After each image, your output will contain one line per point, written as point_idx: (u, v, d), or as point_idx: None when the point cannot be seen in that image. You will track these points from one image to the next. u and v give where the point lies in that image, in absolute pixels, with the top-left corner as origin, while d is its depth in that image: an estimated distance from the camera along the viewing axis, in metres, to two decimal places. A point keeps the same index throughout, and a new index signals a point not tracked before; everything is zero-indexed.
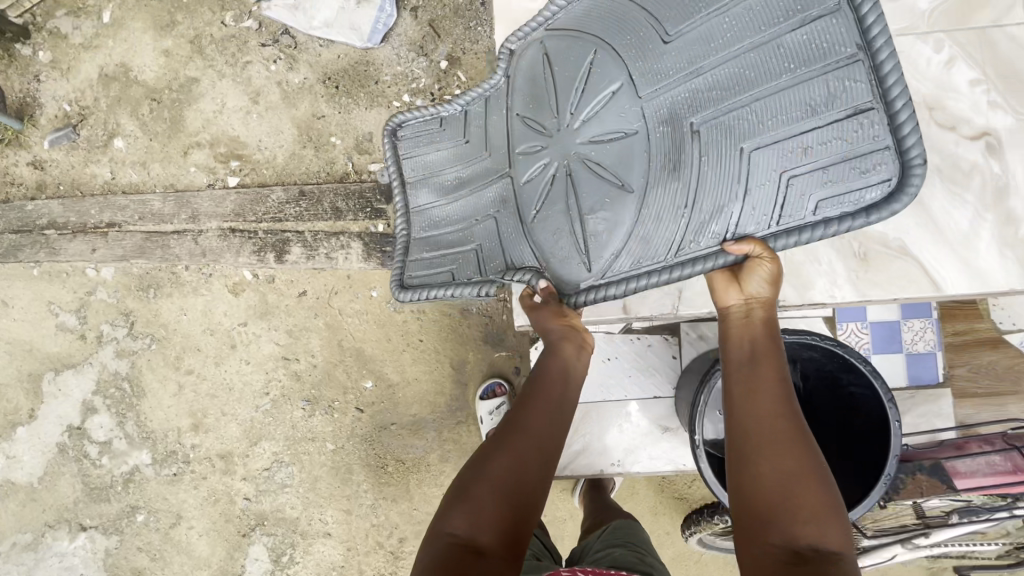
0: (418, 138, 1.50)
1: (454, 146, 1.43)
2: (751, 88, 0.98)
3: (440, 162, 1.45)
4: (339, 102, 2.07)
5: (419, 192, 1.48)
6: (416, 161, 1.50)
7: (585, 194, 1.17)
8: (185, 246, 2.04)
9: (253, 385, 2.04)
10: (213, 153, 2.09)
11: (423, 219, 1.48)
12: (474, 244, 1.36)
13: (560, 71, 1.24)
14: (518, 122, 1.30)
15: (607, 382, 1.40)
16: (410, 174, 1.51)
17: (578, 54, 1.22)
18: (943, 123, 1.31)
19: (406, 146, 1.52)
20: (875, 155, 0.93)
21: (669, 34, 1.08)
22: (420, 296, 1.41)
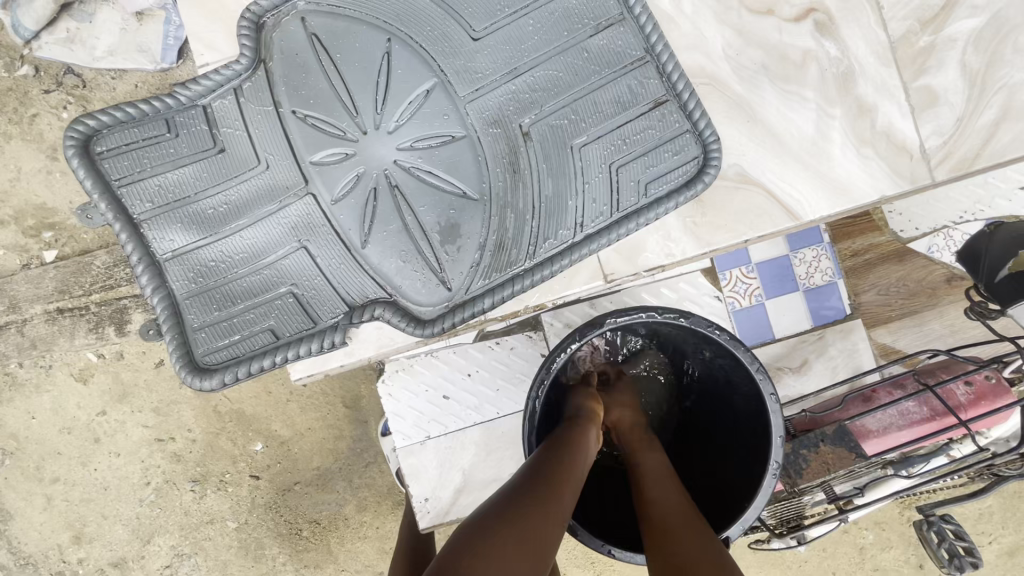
0: (133, 151, 1.03)
1: (207, 159, 1.05)
2: (570, 90, 1.04)
3: (189, 183, 1.04)
4: None
5: (168, 230, 1.05)
6: (147, 187, 1.04)
7: (421, 207, 1.06)
8: (12, 342, 1.75)
9: (130, 478, 1.78)
10: (21, 228, 1.80)
11: (184, 268, 1.06)
12: (285, 287, 1.07)
13: (345, 61, 1.05)
14: (308, 126, 1.05)
15: (475, 403, 1.24)
16: (140, 208, 1.04)
17: (359, 42, 1.04)
18: (756, 9, 1.18)
19: (117, 166, 1.03)
20: (662, 150, 1.05)
21: (477, 31, 1.04)
22: (230, 376, 1.04)
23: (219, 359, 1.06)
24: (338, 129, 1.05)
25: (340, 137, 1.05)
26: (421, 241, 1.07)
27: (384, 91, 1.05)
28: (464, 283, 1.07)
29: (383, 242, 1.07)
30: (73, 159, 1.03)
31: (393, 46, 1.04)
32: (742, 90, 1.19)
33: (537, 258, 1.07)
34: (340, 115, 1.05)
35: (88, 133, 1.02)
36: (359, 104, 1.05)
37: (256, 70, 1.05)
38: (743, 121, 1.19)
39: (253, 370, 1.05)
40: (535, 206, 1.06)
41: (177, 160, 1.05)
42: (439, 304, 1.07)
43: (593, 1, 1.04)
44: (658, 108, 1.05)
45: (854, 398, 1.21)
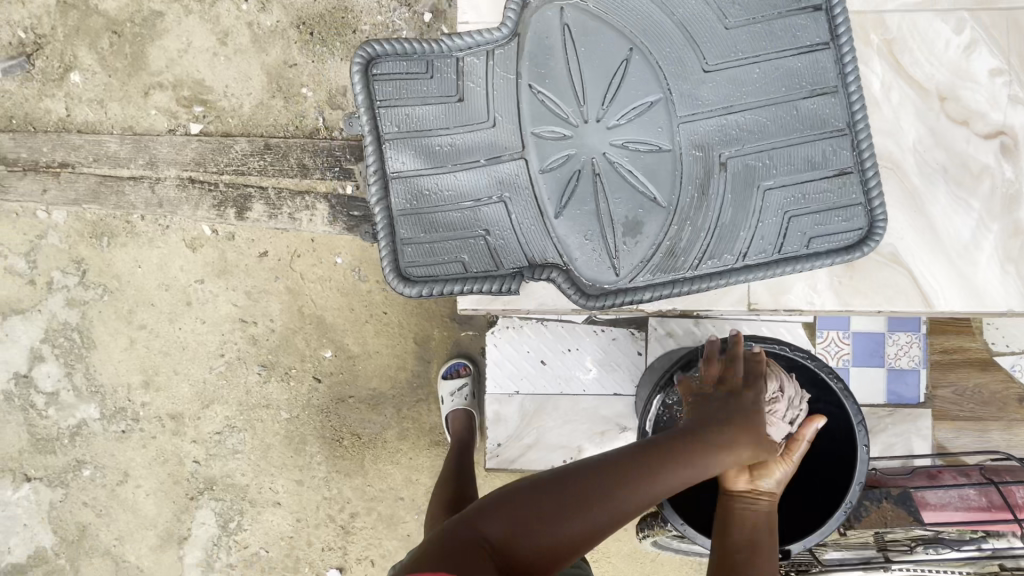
0: (397, 80, 1.22)
1: (450, 103, 1.21)
2: (773, 138, 1.16)
3: (430, 117, 1.21)
4: (313, 50, 1.91)
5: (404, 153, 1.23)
6: (398, 113, 1.22)
7: (614, 198, 1.20)
8: (141, 195, 1.91)
9: (208, 346, 1.94)
10: (175, 95, 1.94)
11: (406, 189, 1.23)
12: (481, 231, 1.23)
13: (590, 54, 1.19)
14: (539, 101, 1.19)
15: (566, 375, 1.40)
16: (389, 129, 1.22)
17: (604, 43, 1.18)
18: (955, 116, 1.33)
19: (383, 88, 1.22)
20: (834, 214, 1.18)
21: (709, 63, 1.17)
22: (425, 289, 1.23)
23: (417, 271, 1.24)
24: (562, 113, 1.19)
25: (562, 119, 1.19)
26: (605, 225, 1.20)
27: (612, 93, 1.18)
28: (628, 276, 1.21)
29: (572, 218, 1.21)
30: (354, 75, 1.22)
31: (629, 56, 1.18)
32: (918, 182, 1.34)
33: (698, 273, 1.20)
34: (569, 98, 1.19)
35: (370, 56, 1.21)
36: (588, 96, 1.19)
37: (512, 43, 1.20)
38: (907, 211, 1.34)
39: (443, 290, 1.23)
40: (710, 228, 1.19)
41: (425, 97, 1.22)
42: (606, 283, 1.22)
43: (815, 68, 1.16)
44: (841, 176, 1.17)
45: (919, 471, 1.38)
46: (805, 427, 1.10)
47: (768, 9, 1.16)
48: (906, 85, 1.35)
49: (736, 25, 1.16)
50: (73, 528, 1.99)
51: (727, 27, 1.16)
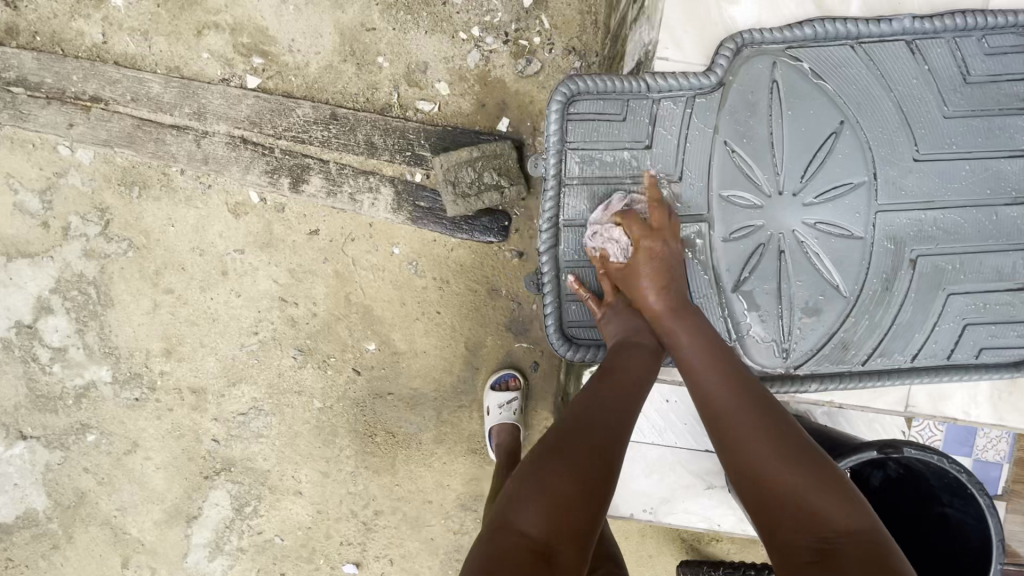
0: (589, 125, 1.19)
1: (637, 154, 1.18)
2: (968, 241, 1.13)
3: (617, 168, 1.19)
4: (395, 16, 1.73)
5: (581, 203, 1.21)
6: (586, 160, 1.20)
7: (795, 282, 1.16)
8: (183, 147, 1.72)
9: (241, 321, 1.81)
10: (232, 40, 1.74)
11: (577, 241, 1.23)
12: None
13: (803, 123, 1.14)
14: (739, 165, 1.15)
15: (658, 426, 1.25)
16: (572, 174, 1.20)
17: (818, 113, 1.14)
18: None
19: (572, 133, 1.19)
20: (1014, 330, 1.16)
21: (919, 152, 1.13)
22: (588, 349, 1.24)
23: (575, 324, 1.26)
24: (764, 185, 1.14)
25: (760, 189, 1.14)
26: (783, 301, 1.17)
27: (818, 170, 1.13)
28: (795, 363, 1.20)
29: (750, 293, 1.18)
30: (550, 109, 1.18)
31: (839, 131, 1.13)
32: None
33: (865, 368, 1.20)
34: (775, 169, 1.14)
35: (568, 95, 1.17)
36: (792, 171, 1.13)
37: (727, 100, 1.15)
38: None
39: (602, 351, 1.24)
40: (886, 325, 1.16)
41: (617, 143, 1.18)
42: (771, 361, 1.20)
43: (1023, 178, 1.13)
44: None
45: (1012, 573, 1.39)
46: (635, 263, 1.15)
47: (987, 102, 1.13)
48: None
49: (953, 117, 1.13)
50: (70, 494, 1.86)
51: (944, 116, 1.13)
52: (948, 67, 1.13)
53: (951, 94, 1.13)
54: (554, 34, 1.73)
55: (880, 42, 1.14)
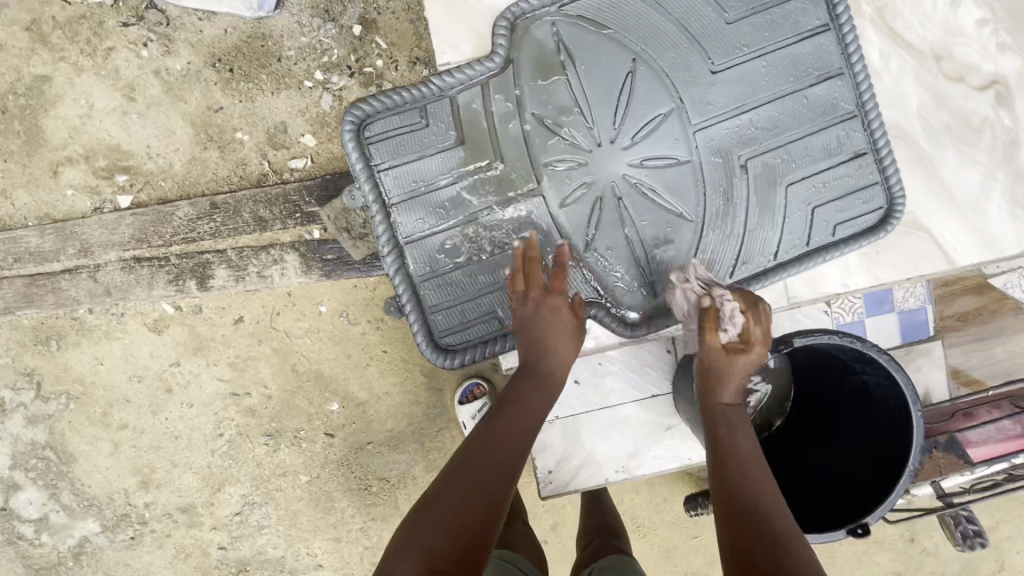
0: (397, 139, 1.21)
1: (448, 152, 1.20)
2: (782, 131, 1.16)
3: (435, 170, 1.20)
4: (238, 89, 1.72)
5: (411, 215, 1.22)
6: (403, 174, 1.21)
7: (641, 221, 1.19)
8: (81, 288, 1.70)
9: (203, 429, 1.81)
10: (90, 168, 1.72)
11: (422, 251, 1.22)
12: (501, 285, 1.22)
13: (592, 75, 1.18)
14: (551, 133, 1.19)
15: (602, 390, 1.28)
16: (394, 193, 1.21)
17: (607, 62, 1.18)
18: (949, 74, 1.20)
19: (380, 154, 1.20)
20: (855, 197, 1.17)
21: (714, 64, 1.16)
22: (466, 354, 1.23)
23: (448, 330, 1.24)
24: (583, 147, 1.18)
25: (573, 148, 1.19)
26: (632, 238, 1.20)
27: (624, 115, 1.18)
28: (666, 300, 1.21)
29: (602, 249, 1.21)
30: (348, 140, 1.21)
31: (631, 70, 1.17)
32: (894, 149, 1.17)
33: (733, 283, 1.20)
34: (586, 128, 1.18)
35: (363, 119, 1.20)
36: (598, 122, 1.18)
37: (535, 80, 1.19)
38: (915, 168, 1.21)
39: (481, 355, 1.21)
40: (741, 233, 1.18)
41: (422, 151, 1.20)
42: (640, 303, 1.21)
43: (819, 54, 1.16)
44: (858, 160, 1.17)
45: (956, 413, 1.19)
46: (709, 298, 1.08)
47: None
48: (899, 52, 1.21)
49: (736, 22, 1.16)
50: None
51: (727, 22, 1.16)
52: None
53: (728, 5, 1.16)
54: (395, 51, 1.72)
55: None
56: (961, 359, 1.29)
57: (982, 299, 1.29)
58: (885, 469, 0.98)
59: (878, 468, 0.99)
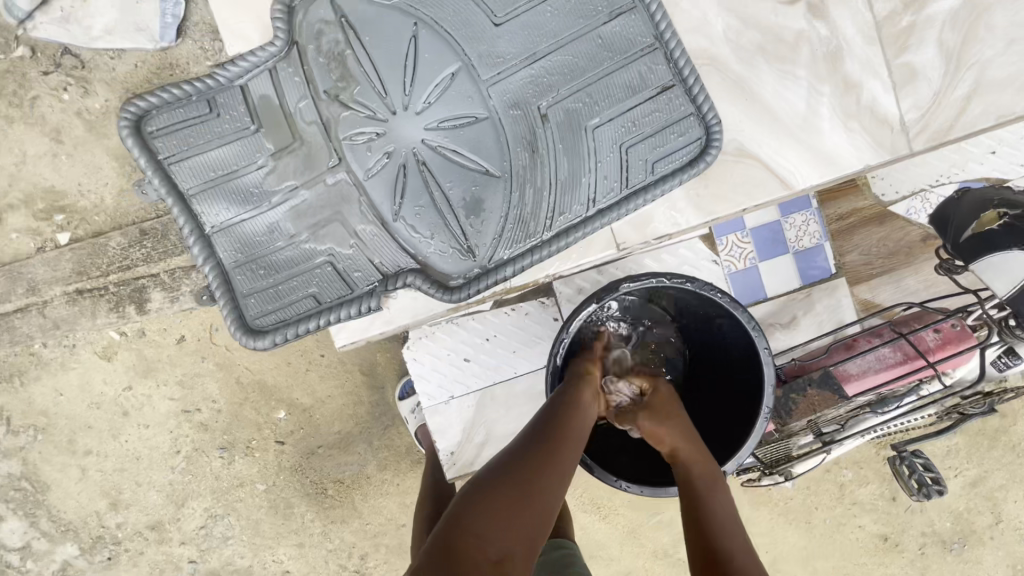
0: (181, 133, 0.85)
1: (248, 136, 0.87)
2: (586, 73, 0.87)
3: (235, 158, 0.86)
4: None
5: (218, 195, 0.87)
6: (197, 163, 0.86)
7: (455, 194, 0.89)
8: (32, 324, 1.79)
9: (161, 448, 1.88)
10: (29, 211, 1.76)
11: (240, 237, 0.88)
12: (326, 251, 0.89)
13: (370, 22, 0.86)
14: (312, 105, 0.88)
15: (493, 364, 1.25)
16: (191, 179, 0.86)
17: (373, 13, 0.87)
18: None
19: (166, 146, 0.85)
20: (665, 142, 0.89)
21: (497, 15, 0.86)
22: (284, 340, 0.86)
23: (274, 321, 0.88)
24: (364, 116, 0.88)
25: (366, 116, 0.88)
26: (447, 217, 0.89)
27: (409, 69, 0.87)
28: None
29: None
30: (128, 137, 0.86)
31: (417, 22, 0.87)
32: (739, 71, 0.89)
33: None
34: (360, 92, 0.87)
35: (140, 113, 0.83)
36: (382, 81, 0.87)
37: (288, 52, 0.87)
38: (728, 98, 0.89)
39: (304, 336, 0.87)
40: (575, 200, 0.89)
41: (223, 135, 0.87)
42: (469, 270, 0.90)
43: None
44: (665, 95, 0.87)
45: (835, 346, 0.98)
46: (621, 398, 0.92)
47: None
48: None
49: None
50: None
51: None
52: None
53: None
54: None
55: None
56: (870, 295, 1.22)
57: (884, 228, 1.21)
58: (745, 415, 0.90)
59: (740, 413, 0.91)
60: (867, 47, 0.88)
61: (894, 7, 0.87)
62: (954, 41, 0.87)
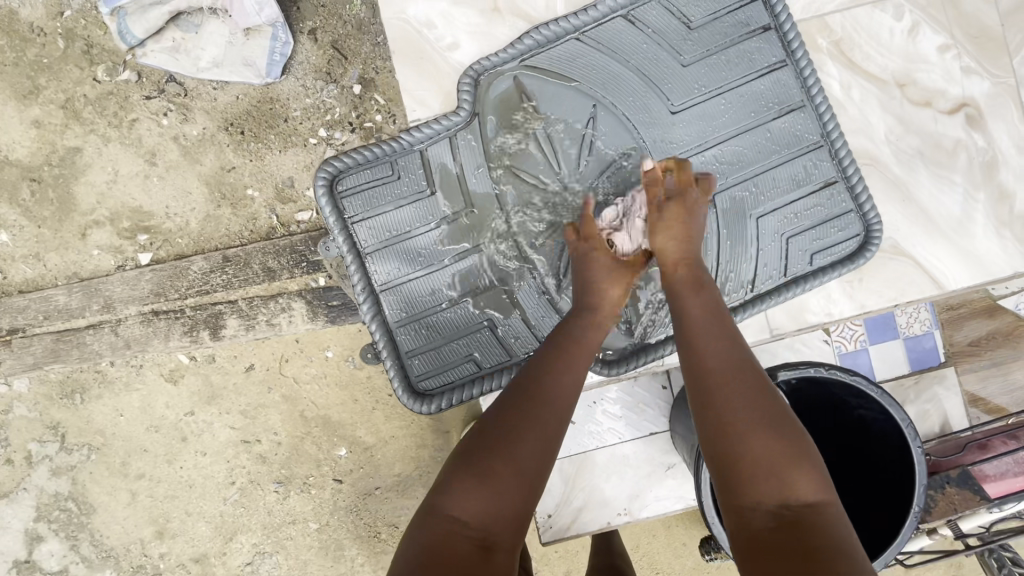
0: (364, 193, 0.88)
1: (426, 198, 0.90)
2: (753, 163, 0.91)
3: (412, 220, 0.90)
4: (248, 149, 1.41)
5: (389, 256, 0.90)
6: (376, 224, 0.89)
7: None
8: (104, 341, 1.45)
9: (216, 477, 1.51)
10: (114, 228, 1.43)
11: (404, 297, 0.91)
12: (489, 316, 0.91)
13: (554, 106, 0.90)
14: (488, 173, 0.91)
15: (596, 430, 1.24)
16: (368, 240, 0.89)
17: (555, 91, 0.90)
18: (975, 71, 0.92)
19: (351, 206, 0.87)
20: (824, 231, 0.92)
21: (674, 104, 0.90)
22: (448, 406, 0.90)
23: (434, 381, 0.91)
24: (539, 188, 0.91)
25: (538, 188, 0.91)
26: None
27: (586, 148, 0.91)
28: None
29: None
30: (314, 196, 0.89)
31: (596, 103, 0.90)
32: (899, 173, 0.92)
33: None
34: (537, 166, 0.91)
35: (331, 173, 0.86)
36: (559, 157, 0.91)
37: (470, 121, 0.91)
38: (888, 199, 0.92)
39: (466, 400, 0.91)
40: (732, 284, 0.93)
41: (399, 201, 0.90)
42: (627, 344, 0.96)
43: (779, 88, 0.90)
44: (827, 191, 0.91)
45: (968, 444, 1.00)
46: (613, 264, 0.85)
47: (719, 37, 0.90)
48: (861, 79, 0.92)
49: (702, 29, 0.90)
50: None
51: (684, 66, 0.90)
52: (669, 18, 0.90)
53: (689, 9, 0.90)
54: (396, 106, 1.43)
55: (599, 28, 0.91)
56: (977, 384, 1.23)
57: (991, 322, 1.23)
58: (889, 511, 0.89)
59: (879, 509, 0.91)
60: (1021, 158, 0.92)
61: None
62: None
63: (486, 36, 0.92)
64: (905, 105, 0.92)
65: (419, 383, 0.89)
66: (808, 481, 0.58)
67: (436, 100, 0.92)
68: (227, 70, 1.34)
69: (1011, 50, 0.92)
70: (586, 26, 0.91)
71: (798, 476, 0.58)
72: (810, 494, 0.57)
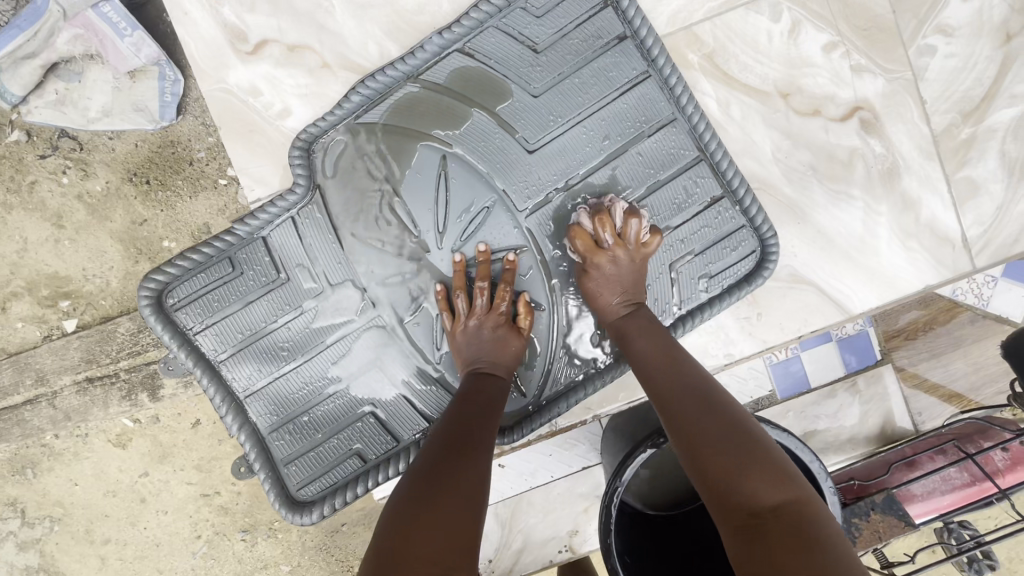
0: (204, 299, 0.82)
1: (276, 290, 0.82)
2: (626, 193, 0.82)
3: (263, 317, 0.83)
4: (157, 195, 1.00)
5: (246, 360, 0.84)
6: (224, 329, 0.83)
7: None
8: (44, 416, 1.04)
9: (183, 534, 1.10)
10: (33, 297, 1.01)
11: (270, 400, 0.85)
12: (368, 405, 0.85)
13: (401, 159, 0.81)
14: (339, 246, 0.83)
15: (528, 469, 1.10)
16: (222, 348, 0.83)
17: (397, 145, 0.81)
18: (872, 67, 0.82)
19: (191, 317, 0.83)
20: (716, 252, 0.84)
21: (529, 141, 0.81)
22: (332, 510, 0.85)
23: (320, 482, 0.86)
24: (398, 256, 0.83)
25: (397, 253, 0.83)
26: None
27: (441, 204, 0.82)
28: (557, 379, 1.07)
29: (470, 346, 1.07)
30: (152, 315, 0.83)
31: (445, 153, 0.81)
32: (791, 194, 0.84)
33: None
34: (392, 230, 0.82)
35: (159, 287, 0.81)
36: (414, 218, 0.82)
37: (311, 193, 0.82)
38: (782, 222, 0.84)
39: (353, 500, 0.85)
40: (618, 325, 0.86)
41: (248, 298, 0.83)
42: (521, 405, 0.88)
43: (645, 105, 0.81)
44: (713, 209, 0.83)
45: (895, 463, 0.95)
46: (477, 299, 0.80)
47: (571, 57, 0.80)
48: (740, 94, 0.82)
49: (549, 51, 0.80)
50: None
51: (536, 96, 0.80)
52: (511, 44, 0.80)
53: (531, 30, 0.80)
54: None
55: (436, 67, 0.81)
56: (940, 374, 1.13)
57: (927, 316, 1.11)
58: None
59: None
60: (924, 161, 0.83)
61: (954, 117, 0.83)
62: (1016, 151, 0.83)
63: (318, 96, 0.83)
64: (790, 117, 0.82)
65: (302, 490, 0.85)
66: (766, 479, 0.53)
67: (275, 174, 0.84)
68: (116, 121, 0.93)
69: (905, 42, 0.82)
70: (420, 69, 0.81)
71: (754, 474, 0.53)
72: (770, 496, 0.51)
